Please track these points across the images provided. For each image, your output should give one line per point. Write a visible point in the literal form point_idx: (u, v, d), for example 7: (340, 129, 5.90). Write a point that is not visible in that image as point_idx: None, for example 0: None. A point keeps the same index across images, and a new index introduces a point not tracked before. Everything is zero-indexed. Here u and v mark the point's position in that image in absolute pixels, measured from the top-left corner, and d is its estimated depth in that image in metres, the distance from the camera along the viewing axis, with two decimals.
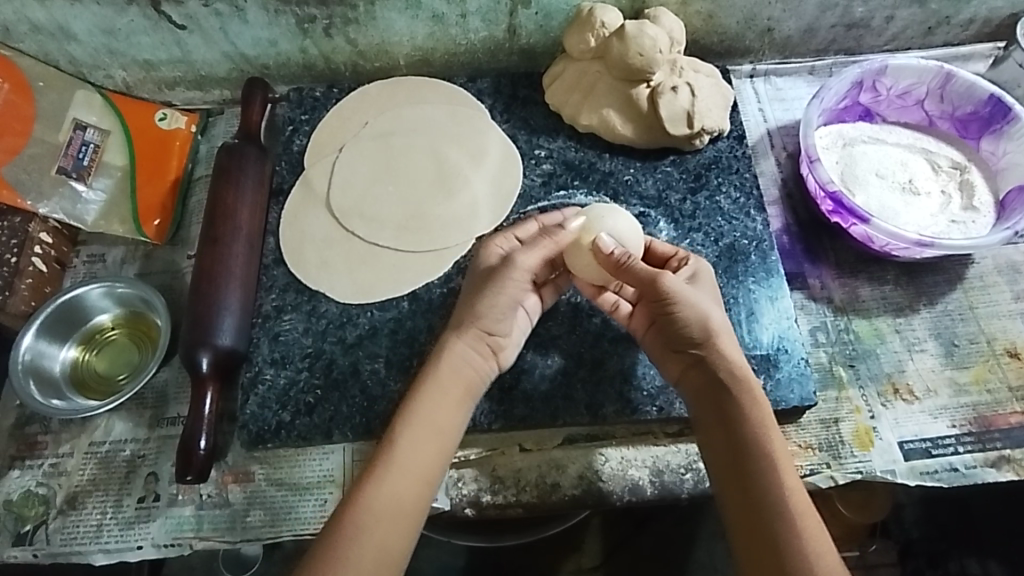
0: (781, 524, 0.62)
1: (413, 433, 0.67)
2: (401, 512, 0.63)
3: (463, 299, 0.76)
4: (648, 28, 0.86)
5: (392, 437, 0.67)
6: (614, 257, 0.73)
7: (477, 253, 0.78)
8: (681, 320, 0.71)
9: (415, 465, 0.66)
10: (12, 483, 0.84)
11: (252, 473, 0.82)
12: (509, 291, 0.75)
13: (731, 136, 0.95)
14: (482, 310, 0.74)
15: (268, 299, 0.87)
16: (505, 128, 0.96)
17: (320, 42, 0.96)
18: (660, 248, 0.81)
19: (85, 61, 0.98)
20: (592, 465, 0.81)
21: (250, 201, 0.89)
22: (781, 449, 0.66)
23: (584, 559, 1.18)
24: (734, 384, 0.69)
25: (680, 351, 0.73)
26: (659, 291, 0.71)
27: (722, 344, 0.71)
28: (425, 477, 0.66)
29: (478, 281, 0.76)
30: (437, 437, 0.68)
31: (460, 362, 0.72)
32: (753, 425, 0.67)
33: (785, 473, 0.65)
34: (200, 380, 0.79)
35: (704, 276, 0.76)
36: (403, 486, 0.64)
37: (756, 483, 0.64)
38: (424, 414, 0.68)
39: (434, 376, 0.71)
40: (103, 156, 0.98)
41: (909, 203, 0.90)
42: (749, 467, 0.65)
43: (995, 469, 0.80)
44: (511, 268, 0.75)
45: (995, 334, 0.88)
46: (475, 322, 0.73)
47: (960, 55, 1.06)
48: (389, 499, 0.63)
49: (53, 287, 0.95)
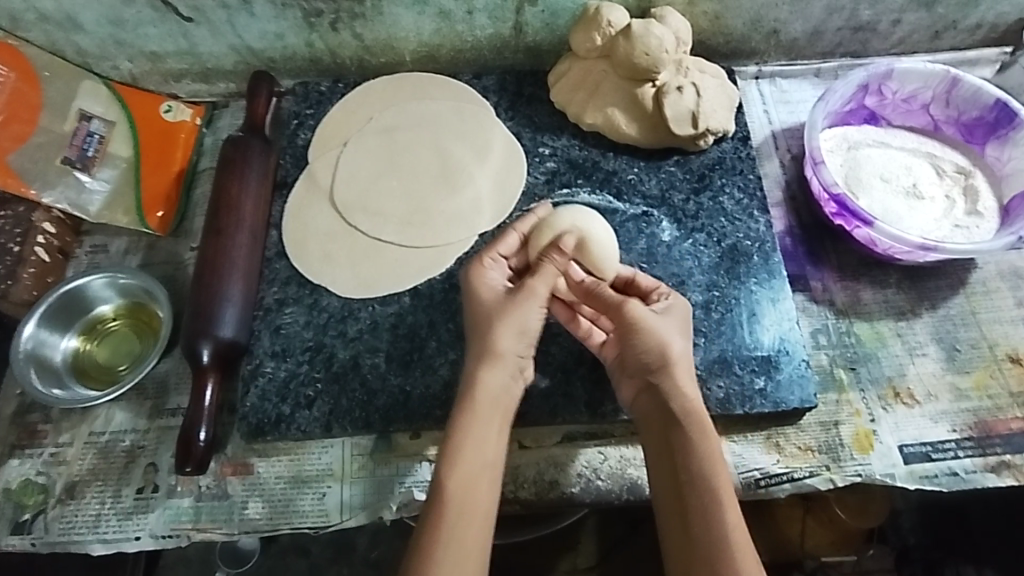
0: (714, 554, 0.62)
1: (462, 477, 0.65)
2: (469, 559, 0.62)
3: (473, 328, 0.73)
4: (655, 27, 0.86)
5: (441, 485, 0.65)
6: (583, 285, 0.76)
7: (469, 278, 0.75)
8: (638, 346, 0.72)
9: (471, 504, 0.65)
10: (12, 471, 0.84)
11: (251, 465, 0.81)
12: (534, 317, 0.73)
13: (736, 136, 0.95)
14: (507, 339, 0.71)
15: (270, 292, 0.87)
16: (510, 125, 0.96)
17: (326, 36, 0.96)
18: (643, 282, 0.79)
19: (92, 51, 0.98)
20: (591, 463, 0.81)
21: (254, 194, 0.89)
22: (727, 479, 0.66)
23: (579, 559, 1.18)
24: (687, 414, 0.69)
25: (637, 377, 0.73)
26: (624, 317, 0.73)
27: (678, 375, 0.71)
28: (484, 514, 0.65)
29: (495, 311, 0.72)
30: (486, 471, 0.67)
31: (495, 392, 0.70)
32: (701, 453, 0.67)
33: (728, 505, 0.64)
34: (201, 371, 0.80)
35: (670, 304, 0.76)
36: (466, 531, 0.63)
37: (696, 513, 0.64)
38: (471, 454, 0.66)
39: (472, 412, 0.69)
40: (108, 146, 0.98)
41: (913, 207, 0.90)
42: (691, 495, 0.65)
43: (994, 474, 0.79)
44: (529, 297, 0.72)
45: (996, 340, 0.88)
46: (505, 351, 0.71)
47: (967, 60, 1.06)
48: (457, 555, 0.62)
49: (55, 276, 0.95)
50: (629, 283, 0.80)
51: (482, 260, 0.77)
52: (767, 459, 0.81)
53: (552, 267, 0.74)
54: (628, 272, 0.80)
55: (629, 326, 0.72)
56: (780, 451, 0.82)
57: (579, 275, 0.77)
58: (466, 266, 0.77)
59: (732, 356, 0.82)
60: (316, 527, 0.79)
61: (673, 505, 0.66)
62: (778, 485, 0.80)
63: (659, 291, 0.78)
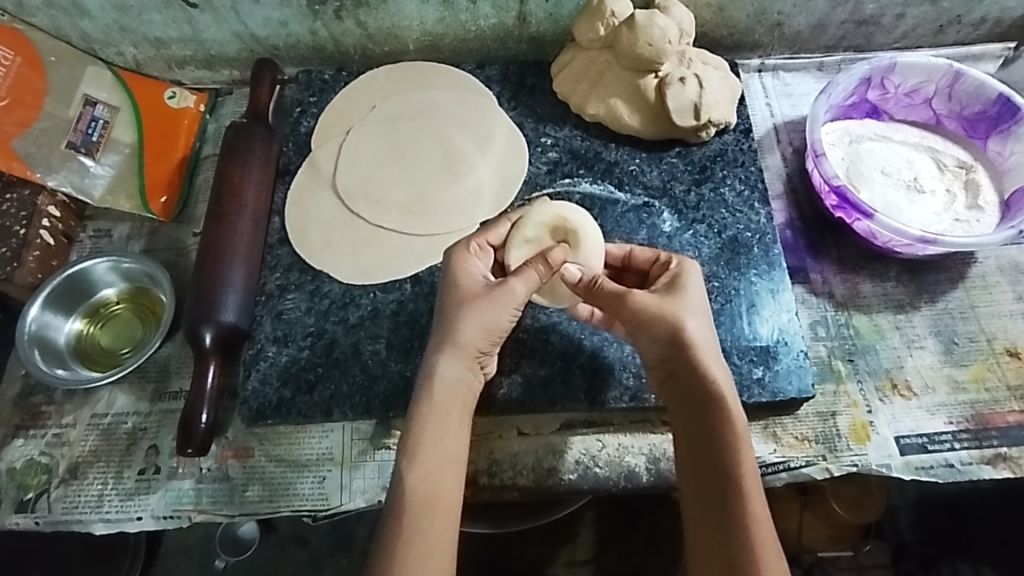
0: (737, 544, 0.63)
1: (424, 466, 0.65)
2: (435, 551, 0.62)
3: (441, 315, 0.73)
4: (658, 18, 0.85)
5: (403, 478, 0.65)
6: (582, 283, 0.75)
7: (452, 264, 0.75)
8: (653, 333, 0.72)
9: (435, 497, 0.65)
10: (15, 452, 0.85)
11: (252, 448, 0.82)
12: (506, 313, 0.72)
13: (738, 129, 0.95)
14: (473, 332, 0.71)
15: (272, 278, 0.87)
16: (512, 115, 0.97)
17: (330, 25, 0.96)
18: (642, 257, 0.80)
19: (97, 36, 0.98)
20: (589, 451, 0.82)
21: (256, 180, 0.90)
22: (750, 467, 0.66)
23: (577, 551, 1.19)
24: (706, 401, 0.69)
25: (660, 364, 0.74)
26: (629, 309, 0.72)
27: (699, 359, 0.70)
28: (449, 507, 0.65)
29: (466, 300, 0.72)
30: (451, 464, 0.67)
31: (454, 385, 0.70)
32: (723, 441, 0.67)
33: (751, 494, 0.65)
34: (202, 355, 0.80)
35: (689, 279, 0.75)
36: (432, 522, 0.63)
37: (718, 507, 0.65)
38: (431, 446, 0.66)
39: (430, 403, 0.68)
40: (113, 132, 0.99)
41: (913, 201, 0.90)
42: (714, 484, 0.66)
43: (991, 466, 0.80)
44: (507, 296, 0.72)
45: (995, 334, 0.88)
46: (467, 343, 0.71)
47: (971, 55, 1.05)
48: (421, 548, 0.62)
49: (59, 260, 0.96)
50: (627, 258, 0.82)
51: (466, 247, 0.77)
52: (764, 449, 0.82)
53: (536, 273, 0.73)
54: (628, 246, 0.81)
55: (638, 313, 0.72)
56: (777, 441, 0.82)
57: (574, 274, 0.75)
58: (450, 251, 0.77)
59: (730, 346, 0.83)
60: (315, 511, 0.79)
61: (698, 496, 0.68)
62: (774, 475, 0.80)
63: (675, 266, 0.77)
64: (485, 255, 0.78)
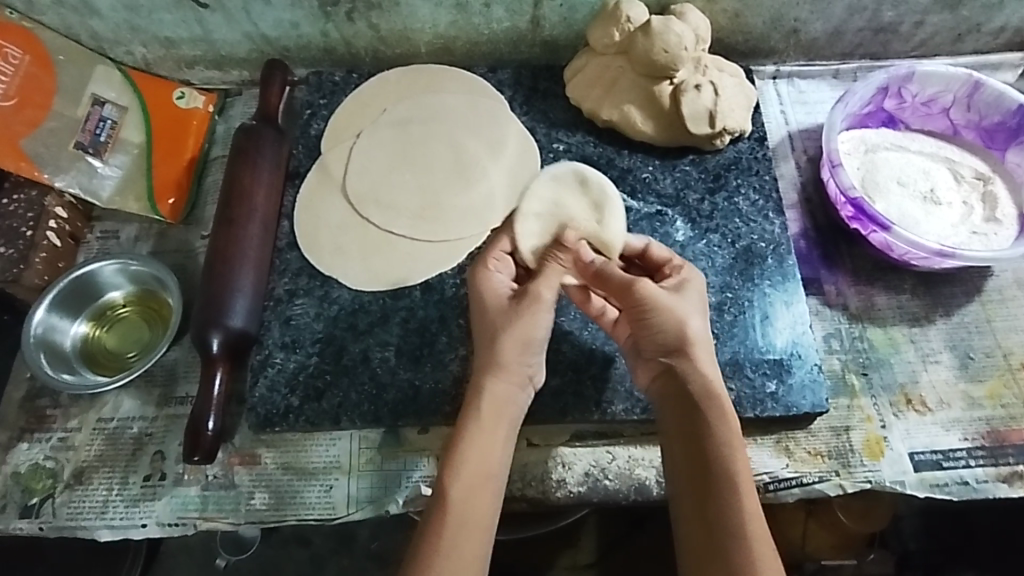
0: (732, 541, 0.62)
1: (465, 484, 0.65)
2: (471, 568, 0.61)
3: (481, 334, 0.72)
4: (675, 24, 0.84)
5: (445, 493, 0.64)
6: (591, 266, 0.74)
7: (477, 281, 0.75)
8: (653, 329, 0.71)
9: (473, 516, 0.64)
10: (21, 456, 0.84)
11: (259, 456, 0.81)
12: (541, 325, 0.72)
13: (753, 137, 0.94)
14: (512, 348, 0.70)
15: (281, 283, 0.87)
16: (524, 120, 0.96)
17: (342, 26, 0.95)
18: (657, 253, 0.79)
19: (106, 35, 0.97)
20: (599, 463, 0.81)
21: (267, 183, 0.89)
22: (745, 466, 0.66)
23: (579, 555, 1.19)
24: (705, 399, 0.69)
25: (654, 363, 0.73)
26: (635, 297, 0.71)
27: (696, 356, 0.70)
28: (485, 525, 0.64)
29: (501, 317, 0.72)
30: (490, 481, 0.66)
31: (498, 402, 0.69)
32: (721, 440, 0.67)
33: (746, 493, 0.64)
34: (210, 361, 0.80)
35: (693, 284, 0.75)
36: (468, 540, 0.62)
37: (714, 503, 0.64)
38: (472, 463, 0.66)
39: (477, 420, 0.68)
40: (121, 132, 0.98)
41: (930, 212, 0.89)
42: (710, 482, 0.65)
43: (1006, 484, 0.79)
44: (537, 303, 0.72)
45: (1011, 349, 0.87)
46: (508, 361, 0.70)
47: (989, 64, 1.04)
48: (455, 562, 0.61)
49: (66, 261, 0.95)
50: (642, 254, 0.80)
51: (486, 263, 0.76)
52: (777, 464, 0.81)
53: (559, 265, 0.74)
54: (644, 242, 0.80)
55: (642, 305, 0.71)
56: (790, 455, 0.81)
57: (588, 256, 0.74)
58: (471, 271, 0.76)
59: (744, 359, 0.82)
60: (321, 519, 0.79)
61: (693, 495, 0.66)
62: (787, 490, 0.79)
63: (682, 271, 0.76)
64: (506, 266, 0.77)
